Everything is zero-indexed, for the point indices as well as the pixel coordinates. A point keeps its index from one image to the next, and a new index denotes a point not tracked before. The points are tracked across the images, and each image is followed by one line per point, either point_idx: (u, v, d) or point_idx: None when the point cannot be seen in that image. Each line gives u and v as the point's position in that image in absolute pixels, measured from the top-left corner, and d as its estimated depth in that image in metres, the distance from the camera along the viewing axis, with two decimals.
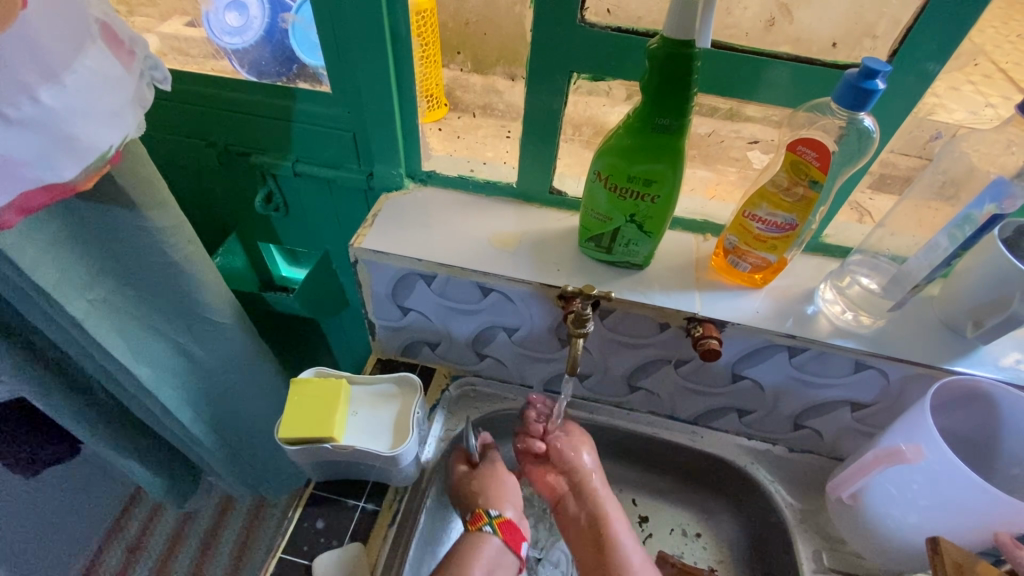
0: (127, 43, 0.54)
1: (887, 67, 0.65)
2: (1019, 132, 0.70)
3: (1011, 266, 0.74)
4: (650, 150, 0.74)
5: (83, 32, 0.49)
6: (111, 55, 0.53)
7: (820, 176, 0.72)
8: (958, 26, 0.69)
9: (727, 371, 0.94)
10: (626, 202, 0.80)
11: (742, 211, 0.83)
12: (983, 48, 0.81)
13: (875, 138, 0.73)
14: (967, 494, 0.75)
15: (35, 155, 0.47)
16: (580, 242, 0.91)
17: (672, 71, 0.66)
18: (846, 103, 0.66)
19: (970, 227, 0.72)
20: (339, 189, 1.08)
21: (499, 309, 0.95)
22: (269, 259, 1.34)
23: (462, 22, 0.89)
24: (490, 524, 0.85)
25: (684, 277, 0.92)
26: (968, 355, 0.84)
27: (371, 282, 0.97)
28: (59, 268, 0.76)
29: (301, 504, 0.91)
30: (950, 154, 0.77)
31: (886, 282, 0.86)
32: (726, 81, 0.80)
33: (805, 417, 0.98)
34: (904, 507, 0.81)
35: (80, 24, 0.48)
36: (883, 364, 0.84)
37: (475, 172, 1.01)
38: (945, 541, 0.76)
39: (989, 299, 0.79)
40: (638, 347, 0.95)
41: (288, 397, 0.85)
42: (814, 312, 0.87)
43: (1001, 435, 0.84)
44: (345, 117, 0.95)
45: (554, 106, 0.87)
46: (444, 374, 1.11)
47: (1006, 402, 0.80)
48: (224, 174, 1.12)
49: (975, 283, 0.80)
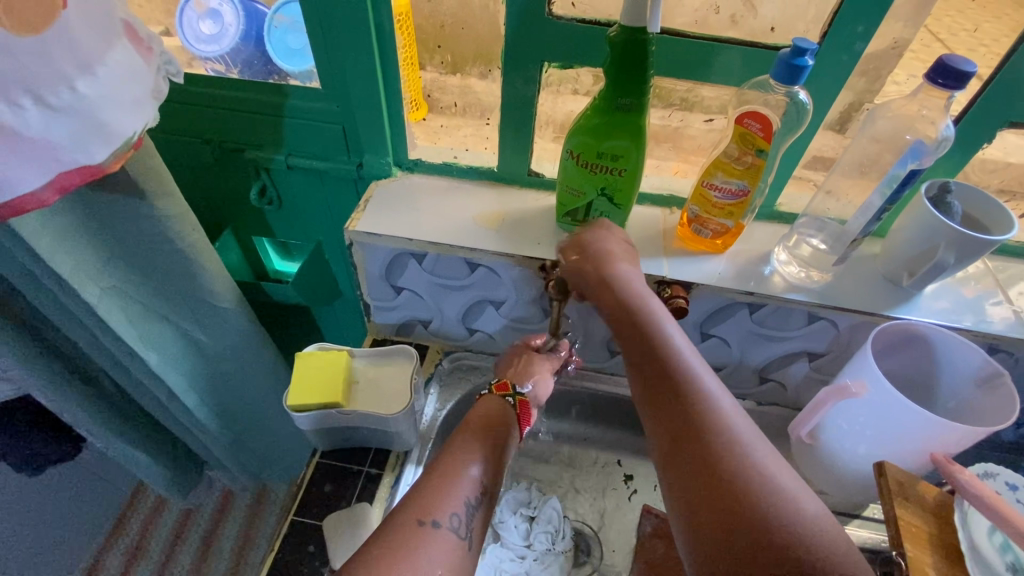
0: (145, 40, 0.62)
1: (814, 46, 0.75)
2: (930, 97, 0.80)
3: (935, 219, 0.83)
4: (615, 127, 0.82)
5: (110, 31, 0.55)
6: (133, 50, 0.59)
7: (765, 145, 0.82)
8: (876, 9, 0.79)
9: (696, 330, 1.03)
10: (597, 176, 0.89)
11: (701, 182, 0.92)
12: (937, 36, 0.87)
13: (810, 110, 0.83)
14: (908, 421, 0.84)
15: (72, 137, 0.54)
16: (558, 218, 1.00)
17: (631, 55, 0.75)
18: (781, 78, 0.76)
19: (895, 184, 0.81)
20: (330, 180, 1.15)
21: (486, 283, 1.03)
22: (262, 253, 1.40)
23: (439, 25, 0.96)
24: (513, 397, 0.93)
25: (653, 246, 1.01)
26: (907, 303, 0.94)
27: (365, 264, 1.04)
28: (74, 255, 0.81)
29: (308, 472, 0.97)
30: (875, 121, 0.86)
31: (831, 241, 0.96)
32: (683, 66, 0.89)
33: (769, 371, 1.08)
34: (855, 439, 0.91)
35: (108, 23, 0.55)
36: (832, 314, 0.94)
37: (458, 158, 1.09)
38: (890, 464, 0.86)
39: (920, 250, 0.89)
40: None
41: (294, 369, 0.92)
42: (770, 272, 0.97)
43: (940, 374, 0.94)
44: (335, 110, 1.01)
45: (528, 93, 0.95)
46: (436, 351, 1.18)
47: (942, 343, 0.90)
48: (219, 170, 1.18)
49: (909, 237, 0.90)
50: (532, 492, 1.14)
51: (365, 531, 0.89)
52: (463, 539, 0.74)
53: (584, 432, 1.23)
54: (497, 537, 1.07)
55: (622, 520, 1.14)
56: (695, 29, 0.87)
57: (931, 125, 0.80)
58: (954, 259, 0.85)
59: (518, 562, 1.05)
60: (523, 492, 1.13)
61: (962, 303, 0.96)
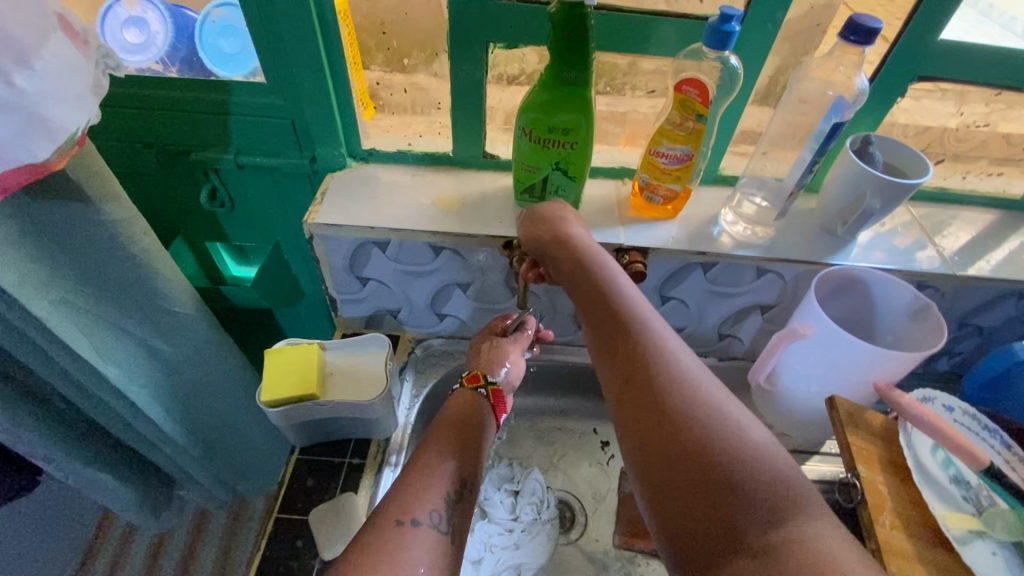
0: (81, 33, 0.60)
1: (739, 12, 0.80)
2: (846, 55, 0.86)
3: (860, 168, 0.90)
4: (563, 101, 0.85)
5: (43, 23, 0.54)
6: (69, 44, 0.58)
7: (703, 110, 0.87)
8: None
9: (656, 294, 1.08)
10: (550, 151, 0.92)
11: (649, 151, 0.96)
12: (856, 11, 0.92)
13: (741, 74, 0.89)
14: (852, 356, 0.91)
15: (13, 134, 0.53)
16: (516, 195, 1.03)
17: (573, 29, 0.78)
18: (712, 44, 0.81)
19: (822, 137, 0.88)
20: (283, 177, 1.13)
21: (451, 266, 1.05)
22: (217, 258, 1.36)
23: (377, 23, 0.96)
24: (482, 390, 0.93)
25: (610, 216, 1.05)
26: (843, 250, 1.02)
27: (328, 257, 1.04)
28: (18, 269, 0.77)
29: (289, 470, 0.97)
30: (801, 82, 0.92)
31: (772, 198, 1.03)
32: (623, 40, 0.93)
33: (726, 327, 1.14)
34: (807, 379, 0.98)
35: (41, 15, 0.54)
36: (778, 266, 1.01)
37: (412, 146, 1.10)
38: (839, 398, 0.93)
39: (851, 199, 0.96)
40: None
41: (264, 366, 0.92)
42: (719, 232, 1.03)
43: (877, 312, 1.02)
44: (282, 104, 1.00)
45: (476, 75, 0.97)
46: (408, 339, 1.19)
47: (876, 283, 0.99)
48: (164, 174, 1.14)
49: (839, 188, 0.98)
50: (514, 468, 1.17)
51: (352, 522, 0.89)
52: (443, 533, 0.71)
53: (558, 405, 1.27)
54: (484, 514, 1.09)
55: (602, 484, 1.18)
56: (631, 4, 0.91)
57: (850, 81, 0.87)
58: (880, 204, 0.92)
59: (506, 535, 1.07)
60: (505, 469, 1.16)
61: (891, 245, 1.05)
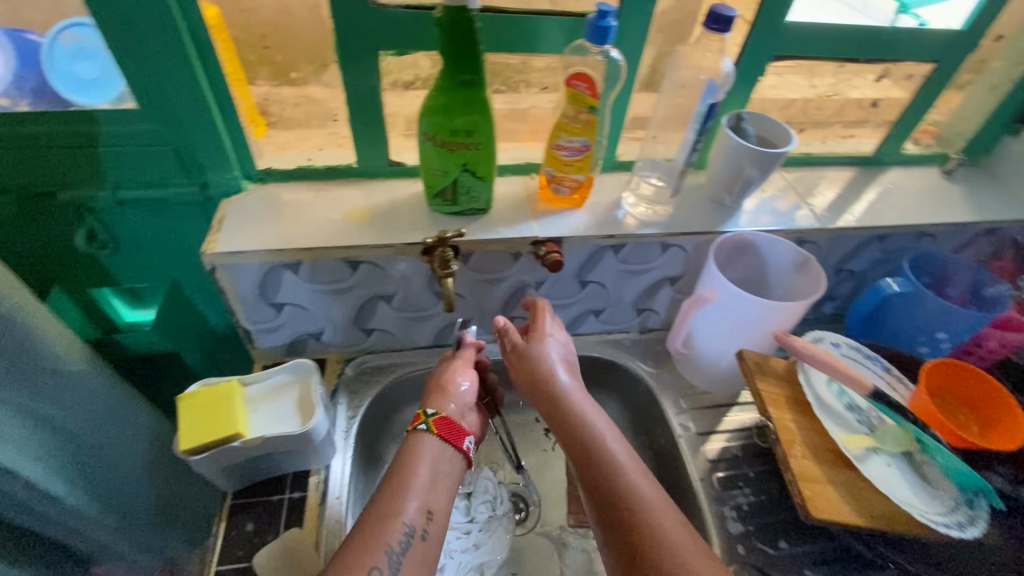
0: None
1: (613, 9, 0.85)
2: (711, 41, 0.95)
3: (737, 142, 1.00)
4: (461, 104, 0.87)
5: None
6: None
7: (594, 102, 0.92)
8: None
9: (575, 281, 1.13)
10: (456, 153, 0.93)
11: (550, 145, 1.00)
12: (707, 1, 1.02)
13: (623, 63, 0.95)
14: (752, 312, 1.01)
15: None
16: (428, 201, 1.02)
17: (460, 32, 0.79)
18: (594, 40, 0.86)
19: (701, 118, 0.96)
20: (171, 211, 1.05)
21: (371, 279, 1.02)
22: (108, 308, 1.17)
23: (256, 36, 0.93)
24: (422, 427, 0.89)
25: (526, 207, 1.08)
26: (733, 218, 1.12)
27: (234, 286, 0.98)
28: None
29: (222, 519, 0.91)
30: (677, 69, 1.00)
31: (667, 177, 1.11)
32: (510, 39, 0.96)
33: (643, 303, 1.21)
34: (717, 338, 1.09)
35: None
36: (681, 239, 1.09)
37: (313, 160, 1.07)
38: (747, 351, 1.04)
39: (732, 171, 1.06)
40: (498, 282, 1.09)
41: (177, 412, 0.85)
42: (624, 215, 1.09)
43: (767, 270, 1.14)
44: (159, 130, 0.93)
45: (370, 84, 0.95)
46: (336, 362, 1.15)
47: (763, 245, 1.10)
48: (24, 217, 1.01)
49: (722, 162, 1.07)
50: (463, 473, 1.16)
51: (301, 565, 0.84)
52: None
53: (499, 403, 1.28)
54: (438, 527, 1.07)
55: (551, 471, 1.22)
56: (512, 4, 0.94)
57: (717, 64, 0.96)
58: (757, 172, 1.03)
59: (465, 538, 1.05)
60: None
61: (770, 208, 1.17)
